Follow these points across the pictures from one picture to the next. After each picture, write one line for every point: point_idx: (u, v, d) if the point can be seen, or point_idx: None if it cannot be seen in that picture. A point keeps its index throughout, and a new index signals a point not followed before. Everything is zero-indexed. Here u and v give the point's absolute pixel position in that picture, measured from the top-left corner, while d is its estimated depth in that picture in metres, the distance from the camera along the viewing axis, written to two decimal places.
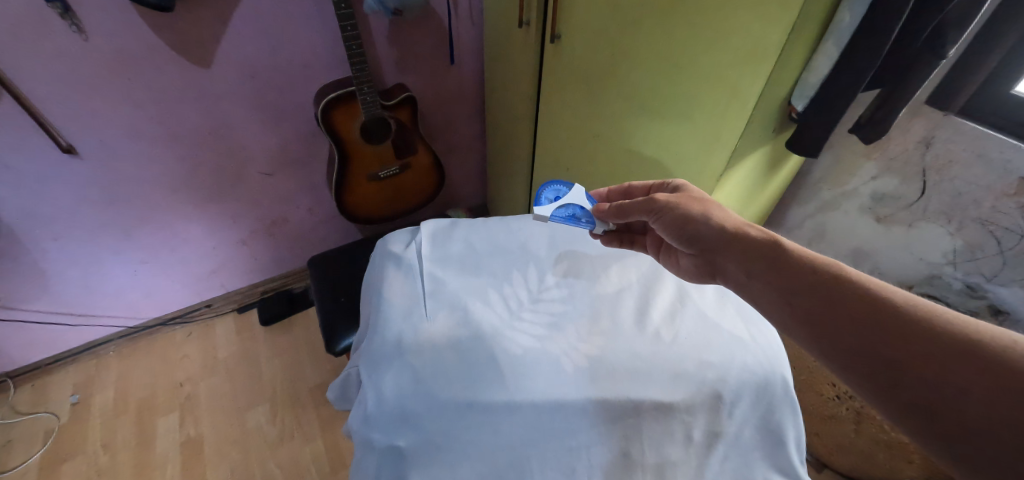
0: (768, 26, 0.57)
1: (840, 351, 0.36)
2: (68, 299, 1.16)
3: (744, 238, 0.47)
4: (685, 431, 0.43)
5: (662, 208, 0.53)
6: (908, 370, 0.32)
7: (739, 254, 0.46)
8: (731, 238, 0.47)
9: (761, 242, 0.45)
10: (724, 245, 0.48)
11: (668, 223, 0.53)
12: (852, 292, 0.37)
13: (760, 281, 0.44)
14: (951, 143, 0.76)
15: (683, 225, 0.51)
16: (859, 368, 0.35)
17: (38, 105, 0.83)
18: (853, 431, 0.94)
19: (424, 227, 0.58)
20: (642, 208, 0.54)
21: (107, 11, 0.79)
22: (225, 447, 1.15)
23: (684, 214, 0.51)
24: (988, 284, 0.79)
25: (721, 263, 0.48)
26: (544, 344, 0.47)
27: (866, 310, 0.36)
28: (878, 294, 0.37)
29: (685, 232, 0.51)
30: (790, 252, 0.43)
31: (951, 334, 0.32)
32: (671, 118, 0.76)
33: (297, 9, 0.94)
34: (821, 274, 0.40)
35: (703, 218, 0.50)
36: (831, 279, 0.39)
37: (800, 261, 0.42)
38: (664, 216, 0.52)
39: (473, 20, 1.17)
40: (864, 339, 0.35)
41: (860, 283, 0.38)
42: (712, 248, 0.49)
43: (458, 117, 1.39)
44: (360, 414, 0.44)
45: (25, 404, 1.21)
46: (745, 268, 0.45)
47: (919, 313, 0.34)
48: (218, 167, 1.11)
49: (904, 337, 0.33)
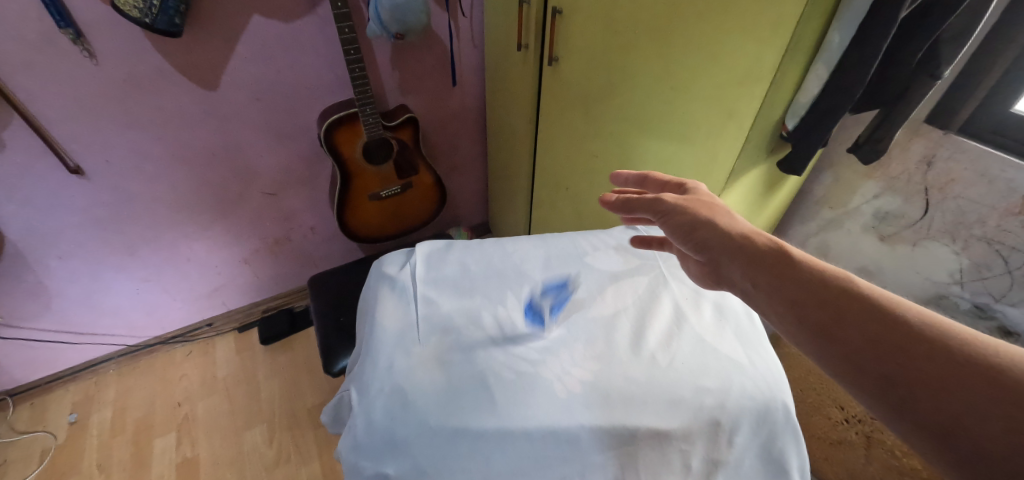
0: (762, 48, 0.58)
1: (849, 370, 0.33)
2: (70, 317, 1.16)
3: (747, 249, 0.42)
4: (683, 460, 0.42)
5: (667, 209, 0.48)
6: (922, 395, 0.30)
7: (743, 264, 0.42)
8: (737, 247, 0.43)
9: (767, 251, 0.41)
10: (726, 256, 0.43)
11: (674, 226, 0.47)
12: (864, 309, 0.34)
13: (766, 295, 0.40)
14: (952, 162, 0.75)
15: (689, 230, 0.46)
16: (871, 389, 0.32)
17: (47, 126, 0.85)
18: (864, 457, 0.91)
19: (418, 250, 0.59)
20: (649, 207, 0.49)
21: (118, 35, 0.82)
22: (221, 468, 1.13)
23: (692, 222, 0.46)
24: (997, 303, 0.77)
25: (727, 274, 0.44)
26: (537, 368, 0.46)
27: (878, 327, 0.33)
28: (891, 311, 0.33)
29: (688, 239, 0.46)
30: (798, 264, 0.39)
31: (970, 360, 0.29)
32: (669, 140, 0.77)
33: (302, 34, 0.97)
34: (831, 285, 0.37)
35: (711, 224, 0.45)
36: (839, 293, 0.36)
37: (806, 271, 0.39)
38: (668, 218, 0.48)
39: (473, 42, 1.19)
40: (877, 359, 0.32)
41: (872, 299, 0.35)
42: (718, 257, 0.44)
43: (460, 137, 1.41)
44: (349, 440, 0.43)
45: (22, 423, 1.20)
46: (750, 279, 0.41)
47: (932, 332, 0.31)
48: (222, 187, 1.12)
49: (922, 360, 0.30)
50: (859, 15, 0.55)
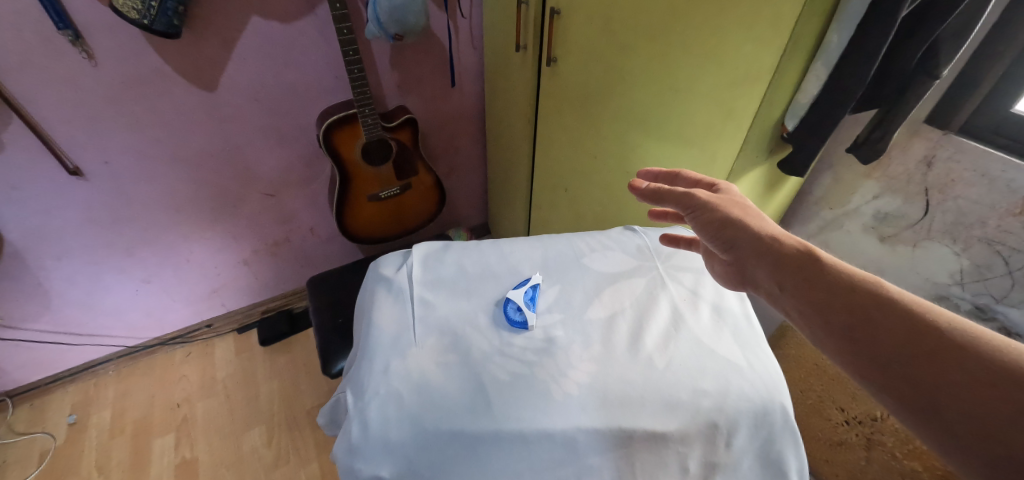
0: (761, 48, 0.58)
1: (874, 371, 0.33)
2: (69, 318, 1.16)
3: (776, 251, 0.41)
4: (680, 463, 0.42)
5: (698, 205, 0.47)
6: (952, 401, 0.29)
7: (771, 265, 0.41)
8: (765, 247, 0.42)
9: (795, 253, 0.40)
10: (754, 257, 0.42)
11: (703, 223, 0.47)
12: (892, 312, 0.34)
13: (793, 297, 0.39)
14: (952, 162, 0.75)
15: (720, 228, 0.45)
16: (899, 392, 0.31)
17: (46, 127, 0.85)
18: (864, 459, 0.90)
19: (415, 251, 0.59)
20: (679, 201, 0.48)
21: (117, 37, 0.82)
22: (220, 470, 1.13)
23: (723, 223, 0.45)
24: (997, 304, 0.77)
25: (754, 275, 0.43)
26: (534, 370, 0.46)
27: (906, 332, 0.32)
28: (920, 315, 0.33)
29: (716, 239, 0.46)
30: (826, 266, 0.39)
31: (1005, 365, 0.28)
32: (668, 139, 0.76)
33: (301, 35, 0.97)
34: (858, 289, 0.36)
35: (741, 225, 0.44)
36: (868, 295, 0.35)
37: (834, 274, 0.38)
38: (699, 214, 0.47)
39: (472, 43, 1.19)
40: (903, 361, 0.32)
41: (901, 303, 0.34)
42: (745, 255, 0.43)
43: (459, 138, 1.41)
44: (344, 443, 0.42)
45: (21, 424, 1.20)
46: (777, 280, 0.40)
47: (960, 337, 0.31)
48: (221, 188, 1.13)
49: (951, 364, 0.30)
50: (857, 16, 0.54)
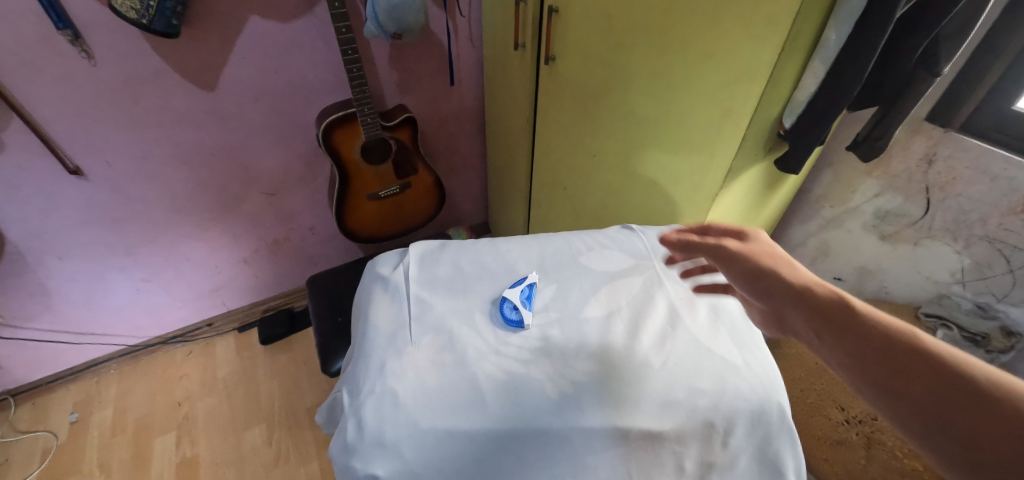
0: (758, 46, 0.57)
1: (934, 445, 0.26)
2: (71, 317, 1.17)
3: (811, 300, 0.36)
4: (677, 462, 0.41)
5: (730, 254, 0.43)
6: None
7: (802, 313, 0.36)
8: (797, 294, 0.37)
9: (830, 301, 0.35)
10: (786, 308, 0.37)
11: (736, 272, 0.43)
12: (945, 371, 0.27)
13: (828, 350, 0.33)
14: (953, 160, 0.75)
15: (750, 276, 0.41)
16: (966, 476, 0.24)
17: (46, 127, 0.86)
18: (864, 458, 0.90)
19: (412, 250, 0.59)
20: (710, 251, 0.45)
21: (116, 37, 0.82)
22: (220, 468, 1.14)
23: (756, 274, 0.41)
24: (999, 303, 0.77)
25: (789, 326, 0.38)
26: (530, 369, 0.46)
27: (967, 397, 0.26)
28: (983, 378, 0.26)
29: (749, 289, 0.41)
30: (863, 315, 0.33)
31: None
32: (667, 138, 0.76)
33: (300, 35, 0.97)
34: (901, 343, 0.30)
35: (772, 273, 0.40)
36: (912, 347, 0.30)
37: (873, 324, 0.32)
38: (730, 263, 0.43)
39: (472, 42, 1.19)
40: (965, 432, 0.25)
41: (958, 362, 0.28)
42: (776, 304, 0.39)
43: (459, 137, 1.41)
44: (341, 442, 0.43)
45: (24, 422, 1.21)
46: (809, 331, 0.35)
47: None
48: (221, 187, 1.13)
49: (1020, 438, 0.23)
50: (854, 14, 0.53)
